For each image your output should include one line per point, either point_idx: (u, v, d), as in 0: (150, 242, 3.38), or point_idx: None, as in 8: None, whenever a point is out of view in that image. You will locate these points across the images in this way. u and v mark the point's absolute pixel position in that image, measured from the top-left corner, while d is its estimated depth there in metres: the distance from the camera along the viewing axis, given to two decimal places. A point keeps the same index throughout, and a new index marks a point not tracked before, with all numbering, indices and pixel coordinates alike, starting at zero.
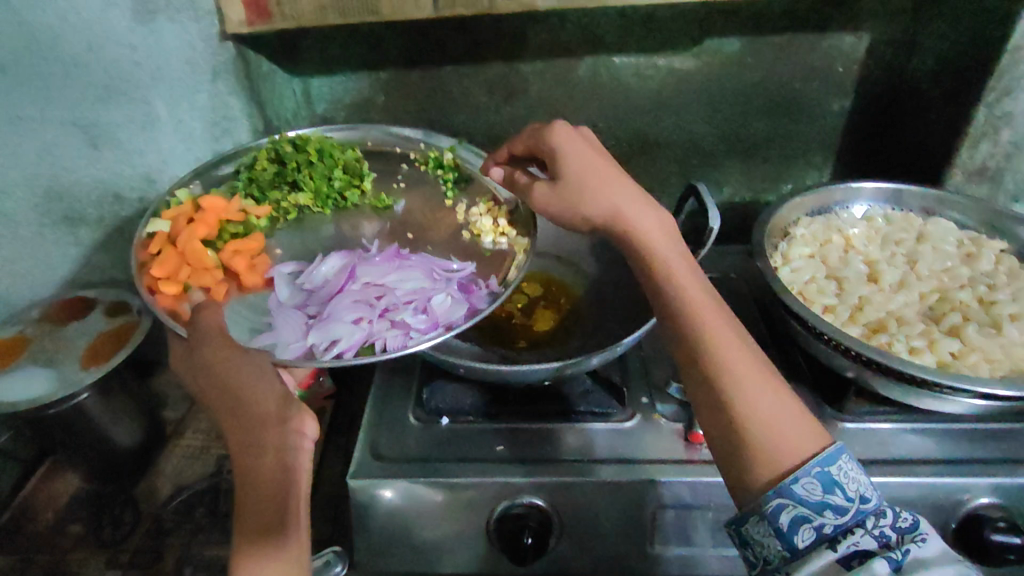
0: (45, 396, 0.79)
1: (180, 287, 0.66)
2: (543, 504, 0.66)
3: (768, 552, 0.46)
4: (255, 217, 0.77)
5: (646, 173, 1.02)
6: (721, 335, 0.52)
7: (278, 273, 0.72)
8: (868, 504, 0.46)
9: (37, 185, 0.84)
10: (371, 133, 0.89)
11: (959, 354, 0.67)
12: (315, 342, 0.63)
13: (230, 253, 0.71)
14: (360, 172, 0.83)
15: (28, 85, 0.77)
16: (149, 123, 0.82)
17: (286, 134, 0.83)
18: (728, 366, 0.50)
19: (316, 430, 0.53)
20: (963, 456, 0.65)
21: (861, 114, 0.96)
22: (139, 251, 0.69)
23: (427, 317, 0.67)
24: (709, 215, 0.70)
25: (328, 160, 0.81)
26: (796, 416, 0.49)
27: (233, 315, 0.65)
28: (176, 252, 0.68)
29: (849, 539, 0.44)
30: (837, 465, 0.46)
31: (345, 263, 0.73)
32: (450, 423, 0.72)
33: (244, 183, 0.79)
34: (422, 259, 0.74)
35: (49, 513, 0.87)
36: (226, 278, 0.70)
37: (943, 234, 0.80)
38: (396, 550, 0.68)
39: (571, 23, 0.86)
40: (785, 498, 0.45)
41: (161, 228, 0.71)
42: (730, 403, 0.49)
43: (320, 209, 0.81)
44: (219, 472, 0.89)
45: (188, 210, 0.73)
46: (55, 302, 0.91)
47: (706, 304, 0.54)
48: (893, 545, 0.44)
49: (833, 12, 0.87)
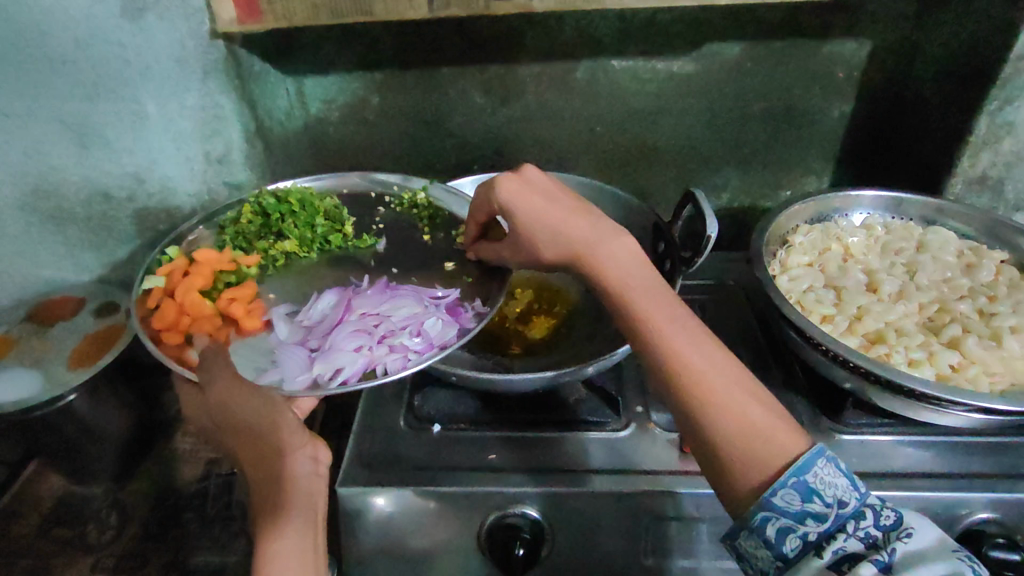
0: (27, 398, 0.79)
1: (182, 336, 0.65)
2: (535, 514, 0.65)
3: (762, 563, 0.46)
4: (246, 266, 0.76)
5: (644, 178, 1.01)
6: (687, 358, 0.50)
7: (276, 314, 0.70)
8: (847, 507, 0.44)
9: (25, 183, 0.83)
10: (347, 179, 0.87)
11: (959, 367, 0.66)
12: (319, 373, 0.63)
13: (226, 301, 0.70)
14: (341, 218, 0.81)
15: (15, 80, 0.76)
16: (138, 122, 0.80)
17: (266, 187, 0.81)
18: (695, 391, 0.49)
19: (330, 456, 0.54)
20: (962, 470, 0.64)
21: (861, 121, 0.95)
22: (137, 309, 0.67)
23: (423, 340, 0.66)
24: (707, 222, 0.69)
25: (309, 207, 0.80)
26: (771, 427, 0.47)
27: (241, 356, 0.65)
28: (176, 305, 0.67)
29: (835, 543, 0.43)
30: (813, 471, 0.45)
31: (340, 299, 0.73)
32: (442, 430, 0.71)
33: (231, 236, 0.78)
34: (412, 288, 0.74)
35: (33, 516, 0.85)
36: (225, 324, 0.69)
37: (943, 244, 0.80)
38: (386, 559, 0.67)
39: (569, 25, 0.85)
40: (766, 511, 0.45)
41: (157, 283, 0.70)
42: (703, 424, 0.48)
43: (306, 255, 0.80)
44: (208, 476, 0.88)
45: (183, 264, 0.72)
46: (44, 302, 0.90)
47: (671, 327, 0.52)
48: (880, 545, 0.43)
49: (834, 17, 0.86)
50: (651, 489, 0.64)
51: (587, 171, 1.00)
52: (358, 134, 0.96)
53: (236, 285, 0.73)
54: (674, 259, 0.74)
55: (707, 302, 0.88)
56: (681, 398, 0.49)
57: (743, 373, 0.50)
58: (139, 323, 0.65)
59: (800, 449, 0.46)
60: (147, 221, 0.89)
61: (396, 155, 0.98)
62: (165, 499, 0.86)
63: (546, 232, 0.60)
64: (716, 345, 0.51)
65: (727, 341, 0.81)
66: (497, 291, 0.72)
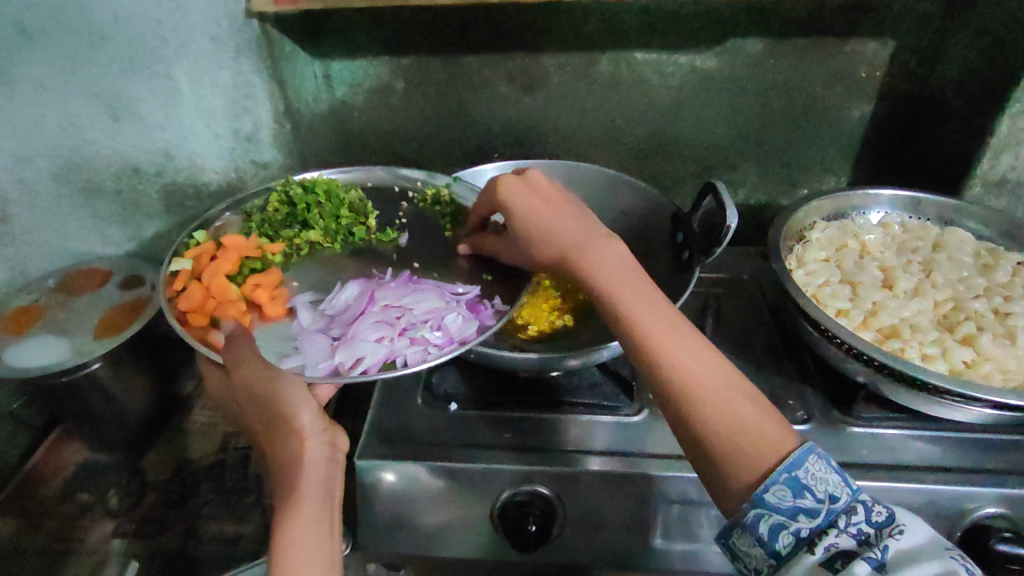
0: (56, 364, 0.80)
1: (207, 319, 0.67)
2: (548, 493, 0.66)
3: (757, 562, 0.46)
4: (271, 253, 0.78)
5: (661, 172, 1.02)
6: (672, 356, 0.50)
7: (300, 301, 0.72)
8: (839, 503, 0.44)
9: (59, 155, 0.85)
10: (373, 175, 0.88)
11: (972, 363, 0.67)
12: (340, 361, 0.64)
13: (252, 286, 0.72)
14: (365, 210, 0.82)
15: (55, 54, 0.78)
16: (170, 98, 0.82)
17: (294, 176, 0.82)
18: (687, 395, 0.49)
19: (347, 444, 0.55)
20: (969, 465, 0.65)
21: (881, 121, 0.95)
22: (165, 290, 0.69)
23: (443, 334, 0.67)
24: (726, 212, 0.70)
25: (335, 199, 0.81)
26: (761, 423, 0.48)
27: (265, 340, 0.67)
28: (202, 287, 0.69)
29: (827, 539, 0.43)
30: (804, 467, 0.45)
31: (363, 289, 0.74)
32: (458, 409, 0.73)
33: (257, 224, 0.79)
34: (433, 283, 0.74)
35: (58, 480, 0.87)
36: (248, 309, 0.71)
37: (960, 244, 0.80)
38: (398, 532, 0.68)
39: (595, 16, 0.86)
40: (758, 508, 0.45)
41: (184, 265, 0.72)
42: (694, 424, 0.48)
43: (330, 245, 0.81)
44: (225, 449, 0.90)
45: (211, 248, 0.74)
46: (72, 271, 0.92)
47: (664, 328, 0.52)
48: (872, 542, 0.42)
49: (860, 15, 0.86)
50: (657, 474, 0.65)
51: (606, 162, 1.01)
52: (381, 119, 0.97)
53: (261, 271, 0.75)
54: (693, 250, 0.76)
55: (722, 296, 0.89)
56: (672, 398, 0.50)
57: (735, 377, 0.50)
58: (166, 304, 0.67)
59: (790, 447, 0.47)
60: (174, 197, 0.91)
61: (418, 140, 0.99)
62: (182, 470, 0.88)
63: (539, 236, 0.61)
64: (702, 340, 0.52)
65: (741, 334, 0.82)
66: (517, 292, 0.72)
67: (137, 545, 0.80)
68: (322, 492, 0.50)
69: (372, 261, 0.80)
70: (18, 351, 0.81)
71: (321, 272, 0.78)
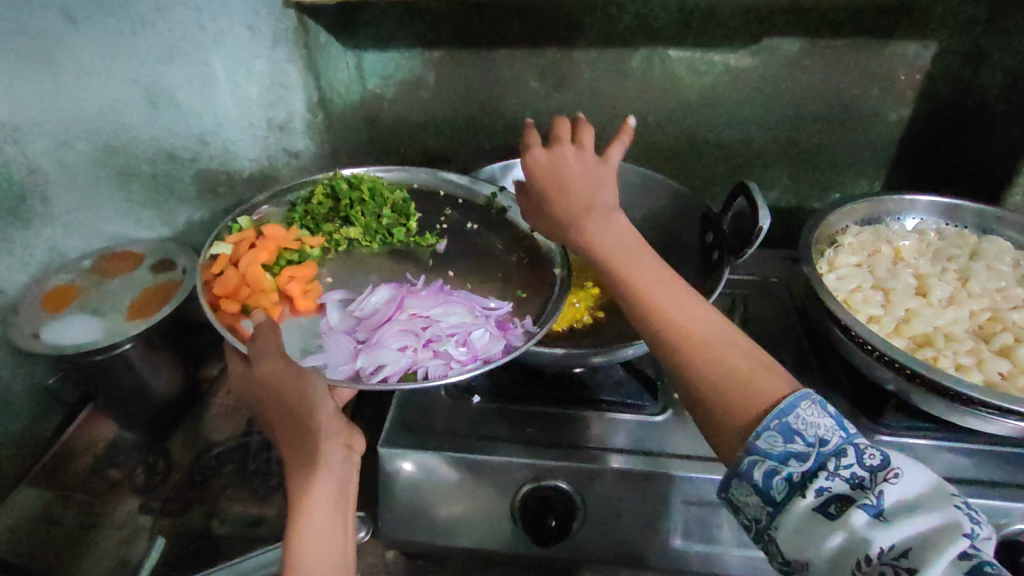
0: (88, 343, 0.80)
1: (238, 306, 0.69)
2: (566, 488, 0.66)
3: (754, 512, 0.44)
4: (310, 246, 0.78)
5: (690, 171, 1.01)
6: (668, 307, 0.52)
7: (330, 299, 0.73)
8: (830, 445, 0.41)
9: (97, 140, 0.87)
10: (419, 175, 0.89)
11: (1008, 376, 0.65)
12: (362, 365, 0.64)
13: (286, 278, 0.73)
14: (407, 211, 0.82)
15: (98, 41, 0.79)
16: (207, 84, 0.84)
17: (343, 171, 0.84)
18: (678, 344, 0.50)
19: (362, 448, 0.55)
20: (999, 479, 0.63)
21: (921, 125, 0.93)
22: (202, 273, 0.72)
23: (468, 351, 0.66)
24: (759, 214, 0.68)
25: (378, 198, 0.82)
26: (754, 368, 0.47)
27: (289, 336, 0.68)
28: (238, 274, 0.71)
29: (818, 483, 0.40)
30: (795, 413, 0.43)
31: (394, 295, 0.74)
32: (479, 402, 0.73)
33: (299, 215, 0.81)
34: (464, 296, 0.73)
35: (89, 456, 0.90)
36: (281, 301, 0.72)
37: (1000, 253, 0.78)
38: (415, 522, 0.68)
39: (628, 13, 0.86)
40: (751, 455, 0.43)
41: (224, 250, 0.73)
42: (687, 372, 0.49)
43: (369, 244, 0.82)
44: (248, 432, 0.91)
45: (251, 236, 0.76)
46: (108, 253, 0.94)
47: (655, 284, 0.54)
48: (867, 487, 0.39)
49: (901, 16, 0.84)
50: (678, 473, 0.64)
51: (636, 159, 1.00)
52: (412, 110, 0.98)
53: (297, 264, 0.76)
54: (723, 252, 0.75)
55: (749, 298, 0.88)
56: (665, 346, 0.51)
57: (730, 330, 0.51)
58: (202, 286, 0.69)
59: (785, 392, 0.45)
60: (207, 183, 0.94)
61: (447, 133, 1.00)
62: (206, 451, 0.90)
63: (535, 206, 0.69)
64: (696, 296, 0.53)
65: (768, 338, 0.81)
66: (549, 310, 0.70)
67: (163, 522, 0.82)
68: (334, 492, 0.50)
69: (399, 255, 0.81)
70: (53, 330, 0.81)
71: (354, 265, 0.79)
